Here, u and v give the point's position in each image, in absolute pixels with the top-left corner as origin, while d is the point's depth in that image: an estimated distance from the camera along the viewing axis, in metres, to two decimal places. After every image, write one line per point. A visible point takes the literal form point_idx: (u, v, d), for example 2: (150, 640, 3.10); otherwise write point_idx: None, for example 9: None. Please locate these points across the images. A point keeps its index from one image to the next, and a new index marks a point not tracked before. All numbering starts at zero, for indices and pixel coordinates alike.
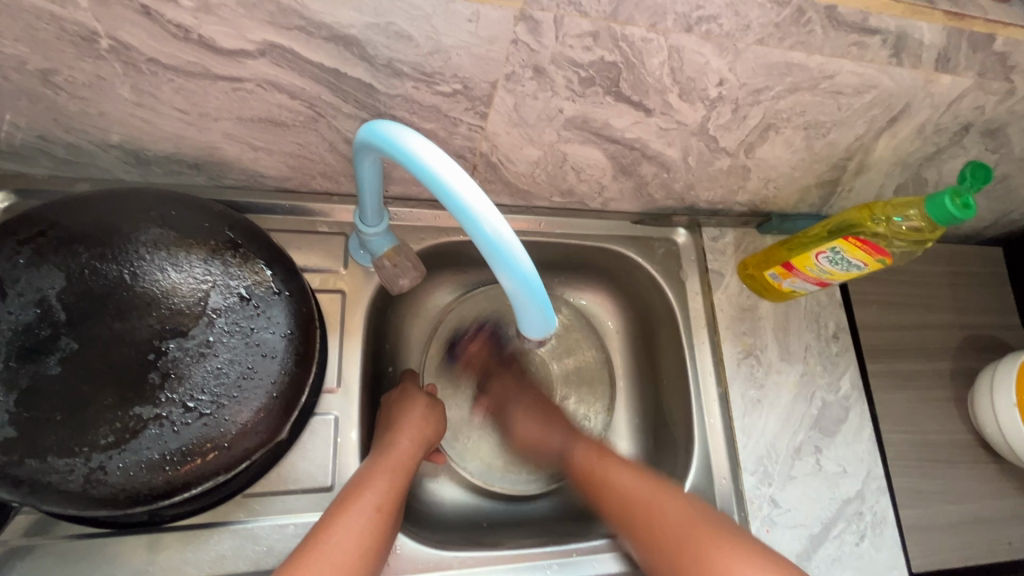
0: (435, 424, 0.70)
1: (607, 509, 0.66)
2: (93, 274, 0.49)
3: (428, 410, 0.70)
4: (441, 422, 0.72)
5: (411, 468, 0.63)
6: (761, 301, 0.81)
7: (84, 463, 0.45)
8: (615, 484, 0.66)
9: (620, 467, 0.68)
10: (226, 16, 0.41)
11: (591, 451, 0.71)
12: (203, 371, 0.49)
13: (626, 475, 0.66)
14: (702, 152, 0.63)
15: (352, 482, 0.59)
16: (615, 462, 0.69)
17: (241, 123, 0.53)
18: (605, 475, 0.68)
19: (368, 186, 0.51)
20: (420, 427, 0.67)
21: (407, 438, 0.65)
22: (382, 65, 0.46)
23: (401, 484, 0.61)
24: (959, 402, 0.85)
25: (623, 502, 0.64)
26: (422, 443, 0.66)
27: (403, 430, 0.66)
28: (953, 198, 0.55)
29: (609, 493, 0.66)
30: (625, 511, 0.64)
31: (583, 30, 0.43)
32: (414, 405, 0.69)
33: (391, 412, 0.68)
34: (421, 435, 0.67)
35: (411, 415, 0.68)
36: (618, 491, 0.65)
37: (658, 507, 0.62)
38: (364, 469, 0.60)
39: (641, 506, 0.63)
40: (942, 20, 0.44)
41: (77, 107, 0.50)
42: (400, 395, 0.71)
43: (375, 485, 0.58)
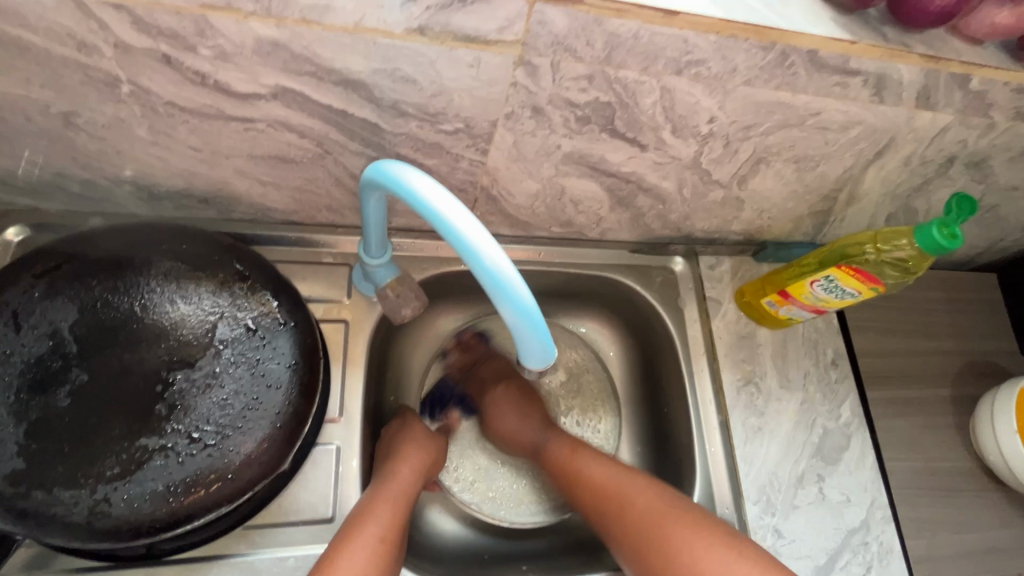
0: (435, 454, 0.70)
1: (585, 505, 0.68)
2: (105, 307, 0.50)
3: (428, 440, 0.70)
4: (440, 452, 0.72)
5: (411, 499, 0.63)
6: (759, 328, 0.82)
7: (89, 495, 0.45)
8: (590, 478, 0.69)
9: (591, 457, 0.71)
10: (240, 63, 0.43)
11: (567, 446, 0.73)
12: (208, 402, 0.50)
13: (598, 466, 0.69)
14: (696, 184, 0.65)
15: (357, 511, 0.59)
16: (590, 456, 0.71)
17: (250, 160, 0.55)
18: (579, 472, 0.70)
19: (373, 222, 0.52)
20: (422, 456, 0.68)
21: (410, 466, 0.66)
22: (388, 106, 0.48)
23: (404, 517, 0.60)
24: (960, 429, 0.85)
25: (601, 495, 0.67)
26: (421, 472, 0.66)
27: (404, 461, 0.66)
28: (940, 228, 0.56)
29: (591, 488, 0.68)
30: (600, 503, 0.67)
31: (579, 73, 0.45)
32: (413, 437, 0.69)
33: (390, 443, 0.68)
34: (420, 464, 0.67)
35: (411, 446, 0.68)
36: (595, 486, 0.68)
37: (633, 501, 0.64)
38: (365, 502, 0.60)
39: (610, 497, 0.66)
40: (920, 62, 0.46)
41: (95, 147, 0.52)
42: (398, 425, 0.71)
43: (382, 514, 0.59)
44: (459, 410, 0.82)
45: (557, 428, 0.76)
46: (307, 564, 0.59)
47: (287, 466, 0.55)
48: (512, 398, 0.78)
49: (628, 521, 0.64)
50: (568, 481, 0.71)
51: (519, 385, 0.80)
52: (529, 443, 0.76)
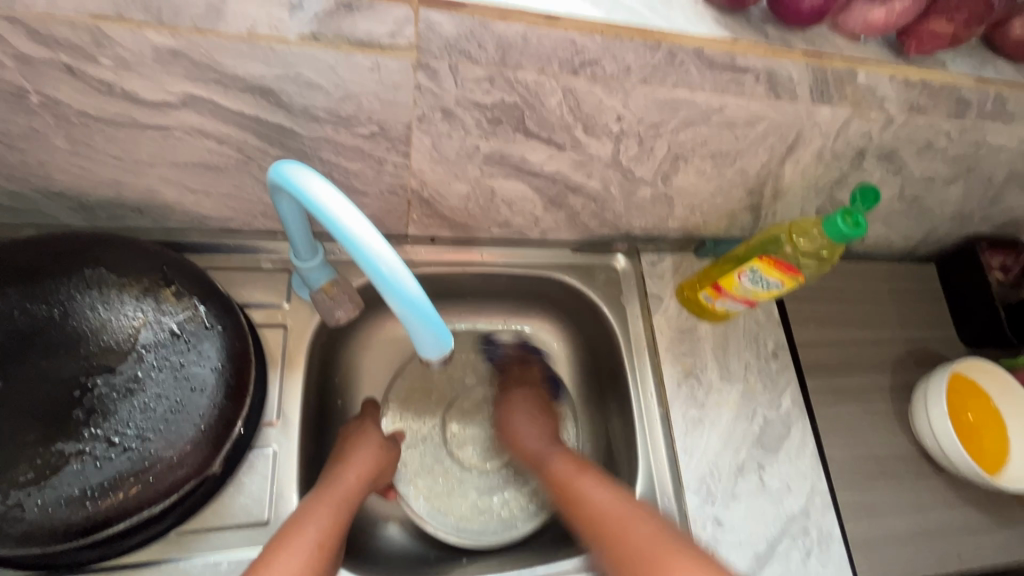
0: (386, 457, 0.71)
1: (575, 521, 0.66)
2: (23, 314, 0.51)
3: (381, 451, 0.70)
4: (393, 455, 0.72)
5: (353, 501, 0.63)
6: (700, 322, 0.84)
7: (1, 501, 0.46)
8: (588, 501, 0.66)
9: (593, 481, 0.68)
10: (145, 72, 0.44)
11: (573, 465, 0.71)
12: (129, 407, 0.51)
13: (597, 489, 0.67)
14: (622, 182, 0.67)
15: (292, 517, 0.59)
16: (590, 476, 0.68)
17: (174, 168, 0.56)
18: (576, 489, 0.68)
19: (293, 223, 0.53)
20: (370, 465, 0.68)
21: (354, 473, 0.66)
22: (299, 111, 0.49)
23: (344, 519, 0.61)
24: (900, 415, 0.87)
25: (592, 518, 0.64)
26: (368, 476, 0.67)
27: (350, 464, 0.67)
28: (845, 217, 0.59)
29: (580, 507, 0.66)
30: (590, 522, 0.64)
31: (479, 75, 0.47)
32: (368, 441, 0.70)
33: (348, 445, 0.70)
34: (365, 471, 0.67)
35: (363, 449, 0.69)
36: (586, 506, 0.66)
37: (628, 534, 0.61)
38: (305, 505, 0.60)
39: (608, 525, 0.63)
40: (803, 58, 0.49)
41: (15, 157, 0.53)
42: (356, 428, 0.72)
43: (316, 519, 0.59)
44: (416, 413, 0.83)
45: (564, 448, 0.75)
46: (241, 567, 0.59)
47: (215, 469, 0.55)
48: (534, 408, 0.81)
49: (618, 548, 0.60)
50: (565, 498, 0.69)
51: (537, 395, 0.84)
52: (533, 453, 0.76)
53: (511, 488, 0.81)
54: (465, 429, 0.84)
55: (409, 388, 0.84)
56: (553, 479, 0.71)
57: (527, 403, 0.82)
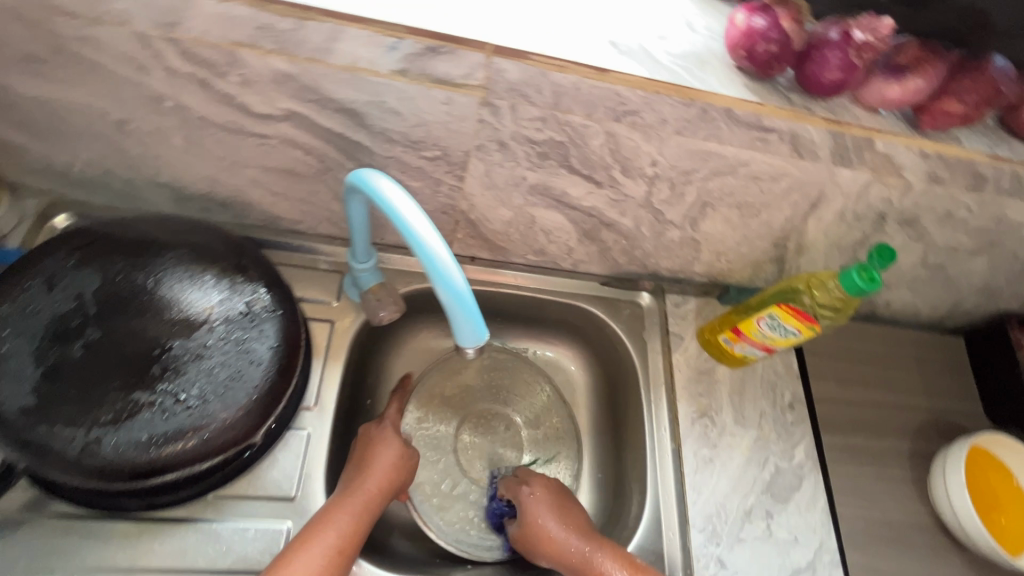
0: (398, 474, 0.71)
1: None
2: (124, 279, 0.59)
3: (399, 460, 0.72)
4: (409, 472, 0.73)
5: (372, 512, 0.66)
6: (718, 365, 0.86)
7: (83, 435, 0.52)
8: None
9: None
10: (261, 89, 0.53)
11: (631, 572, 0.66)
12: (197, 369, 0.58)
13: None
14: (652, 223, 0.73)
15: (317, 516, 0.63)
16: None
17: (264, 171, 0.65)
18: None
19: (358, 226, 0.61)
20: (388, 475, 0.70)
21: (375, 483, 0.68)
22: (377, 132, 0.58)
23: (363, 529, 0.64)
24: (917, 484, 0.86)
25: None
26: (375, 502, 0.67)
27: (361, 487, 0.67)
28: (860, 273, 0.63)
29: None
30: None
31: (534, 115, 0.55)
32: (385, 449, 0.72)
33: (368, 447, 0.72)
34: (385, 484, 0.69)
35: (378, 464, 0.70)
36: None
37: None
38: (329, 508, 0.64)
39: None
40: (824, 124, 0.54)
41: (139, 150, 0.63)
42: (376, 429, 0.74)
43: (336, 527, 0.62)
44: (433, 418, 0.87)
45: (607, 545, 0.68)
46: (265, 536, 0.64)
47: (257, 439, 0.61)
48: (555, 505, 0.73)
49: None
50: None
51: (550, 486, 0.75)
52: (575, 558, 0.68)
53: None
54: (477, 441, 0.87)
55: (431, 394, 0.88)
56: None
57: (545, 500, 0.73)
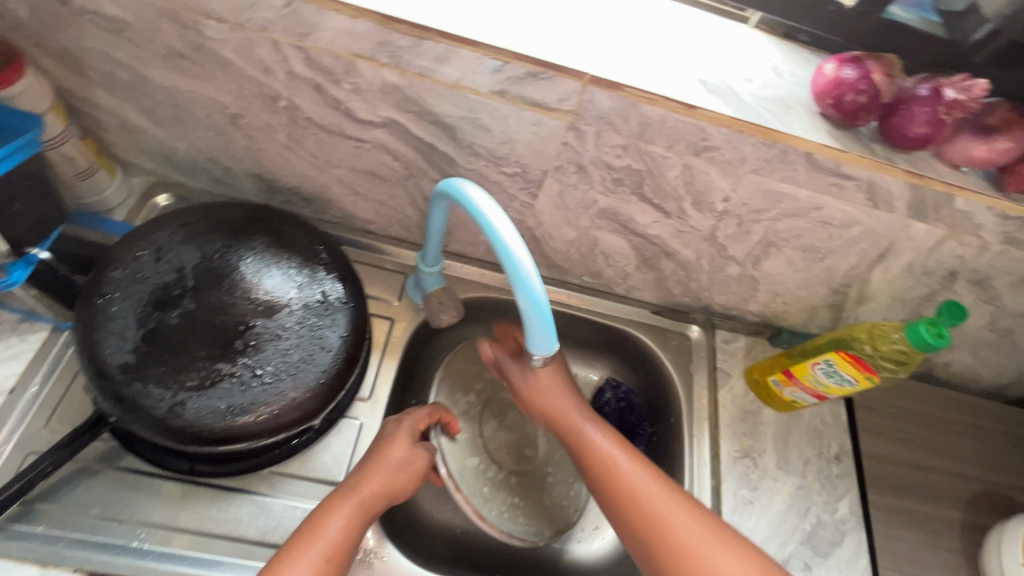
0: (397, 486, 0.64)
1: (615, 509, 0.63)
2: (220, 257, 0.64)
3: (405, 459, 0.66)
4: (415, 477, 0.66)
5: (365, 516, 0.60)
6: (764, 407, 0.86)
7: (171, 396, 0.57)
8: (637, 492, 0.63)
9: (642, 470, 0.65)
10: (368, 98, 0.58)
11: (619, 448, 0.67)
12: (274, 348, 0.61)
13: (648, 480, 0.64)
14: (713, 257, 0.74)
15: (309, 519, 0.58)
16: (639, 464, 0.65)
17: (352, 172, 0.70)
18: (626, 478, 0.64)
19: (435, 230, 0.65)
20: (390, 476, 0.64)
21: (371, 486, 0.62)
22: (465, 145, 0.61)
23: (355, 532, 0.59)
24: (968, 556, 0.82)
25: (640, 510, 0.62)
26: (365, 515, 0.61)
27: (350, 501, 0.60)
28: (929, 327, 0.62)
29: (632, 504, 0.62)
30: (638, 517, 0.61)
31: (617, 143, 0.57)
32: (390, 450, 0.66)
33: (374, 448, 0.66)
34: (384, 487, 0.63)
35: (376, 469, 0.64)
36: (638, 504, 0.62)
37: (686, 545, 0.59)
38: (319, 513, 0.59)
39: (656, 517, 0.61)
40: (904, 176, 0.55)
41: (245, 143, 0.68)
42: (392, 427, 0.69)
43: (324, 532, 0.57)
44: (464, 407, 0.87)
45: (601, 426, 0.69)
46: None
47: (317, 422, 0.65)
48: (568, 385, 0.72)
49: (670, 554, 0.59)
50: (607, 489, 0.64)
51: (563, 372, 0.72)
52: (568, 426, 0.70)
53: (549, 495, 0.83)
54: (508, 434, 0.86)
55: (462, 386, 0.88)
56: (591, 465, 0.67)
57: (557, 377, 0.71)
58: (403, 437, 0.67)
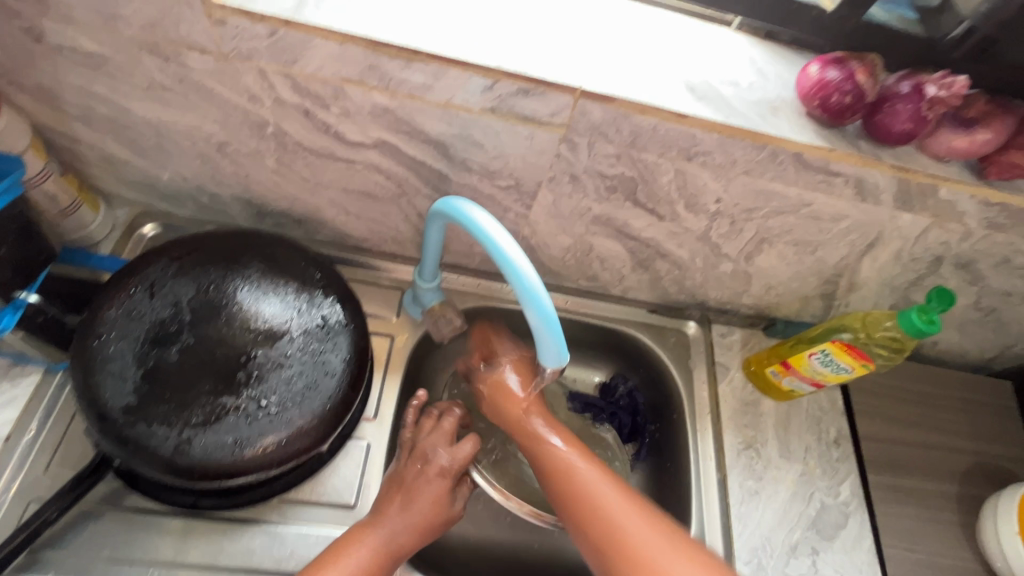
0: (427, 527, 0.66)
1: (563, 498, 0.65)
2: (216, 289, 0.63)
3: (437, 504, 0.67)
4: (443, 522, 0.68)
5: (394, 556, 0.63)
6: (764, 398, 0.87)
7: (177, 435, 0.56)
8: (581, 483, 0.65)
9: (590, 464, 0.67)
10: (358, 120, 0.57)
11: (569, 444, 0.69)
12: (277, 377, 0.61)
13: (593, 472, 0.66)
14: (707, 255, 0.75)
15: (337, 545, 0.61)
16: (584, 458, 0.67)
17: (343, 193, 0.69)
18: (569, 469, 0.66)
19: (431, 247, 0.64)
20: (422, 521, 0.66)
21: (405, 527, 0.64)
22: (458, 162, 0.61)
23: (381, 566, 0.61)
24: (966, 528, 0.85)
25: (585, 496, 0.64)
26: (391, 559, 0.63)
27: (379, 542, 0.62)
28: (920, 314, 0.64)
29: (576, 491, 0.64)
30: (580, 500, 0.64)
31: (610, 152, 0.58)
32: (423, 495, 0.67)
33: (405, 489, 0.67)
34: (416, 527, 0.65)
35: (409, 513, 0.65)
36: (583, 489, 0.64)
37: (633, 531, 0.60)
38: (349, 540, 0.62)
39: (598, 509, 0.62)
40: (890, 170, 0.56)
41: (231, 169, 0.67)
42: (417, 470, 0.69)
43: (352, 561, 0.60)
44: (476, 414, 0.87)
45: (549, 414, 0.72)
46: (326, 542, 0.66)
47: (324, 447, 0.64)
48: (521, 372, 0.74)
49: (603, 533, 0.61)
50: (554, 472, 0.67)
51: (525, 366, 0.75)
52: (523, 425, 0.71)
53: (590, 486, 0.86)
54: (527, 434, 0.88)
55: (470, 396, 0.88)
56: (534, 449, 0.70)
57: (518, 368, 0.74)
58: (438, 482, 0.69)
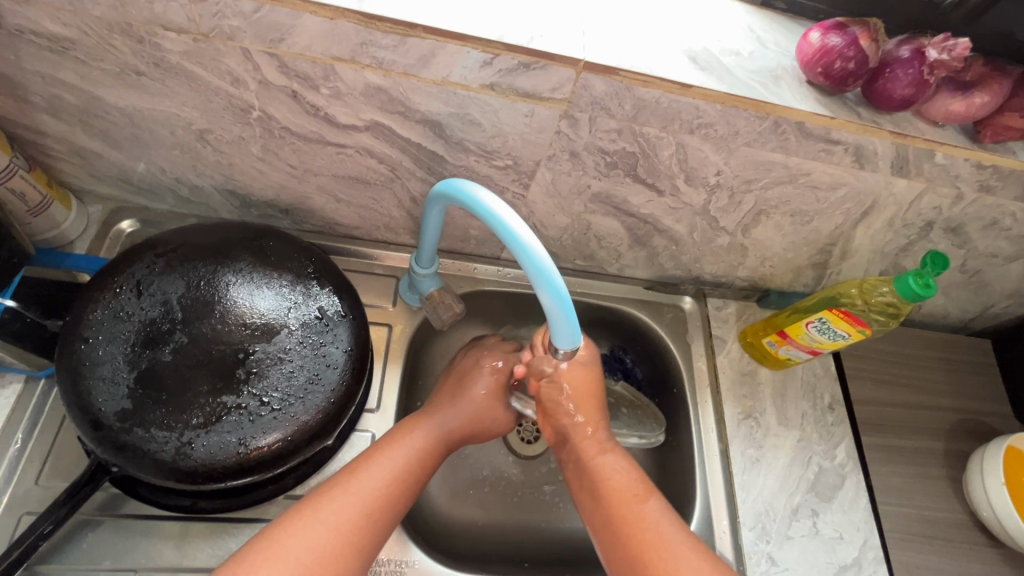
0: (478, 420, 0.70)
1: (585, 494, 0.64)
2: (207, 284, 0.60)
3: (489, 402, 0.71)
4: (493, 421, 0.72)
5: (448, 442, 0.67)
6: (761, 368, 0.89)
7: (177, 438, 0.54)
8: (604, 482, 0.63)
9: (616, 467, 0.64)
10: (350, 102, 0.55)
11: (599, 444, 0.67)
12: (278, 373, 0.59)
13: (618, 474, 0.64)
14: (705, 229, 0.74)
15: (391, 432, 0.64)
16: (613, 458, 0.66)
17: (334, 179, 0.66)
18: (595, 468, 0.65)
19: (430, 230, 0.63)
20: (475, 417, 0.70)
21: (457, 420, 0.68)
22: (454, 142, 0.59)
23: (436, 450, 0.65)
24: (954, 482, 0.89)
25: (643, 553, 0.57)
26: (440, 449, 0.65)
27: (432, 430, 0.65)
28: (916, 278, 0.65)
29: (633, 540, 0.58)
30: (635, 553, 0.57)
31: (611, 127, 0.57)
32: (476, 391, 0.71)
33: (460, 382, 0.71)
34: (469, 419, 0.69)
35: (462, 404, 0.69)
36: (642, 542, 0.57)
37: (653, 536, 0.58)
38: (409, 424, 0.65)
39: (619, 514, 0.60)
40: (889, 137, 0.57)
41: (214, 158, 0.63)
42: (473, 367, 0.73)
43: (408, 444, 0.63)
44: None
45: (606, 448, 0.67)
46: None
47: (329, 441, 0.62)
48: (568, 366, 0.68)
49: (620, 533, 0.59)
50: (607, 512, 0.61)
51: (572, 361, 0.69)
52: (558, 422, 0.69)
53: None
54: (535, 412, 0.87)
55: None
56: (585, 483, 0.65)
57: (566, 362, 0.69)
58: (490, 380, 0.72)
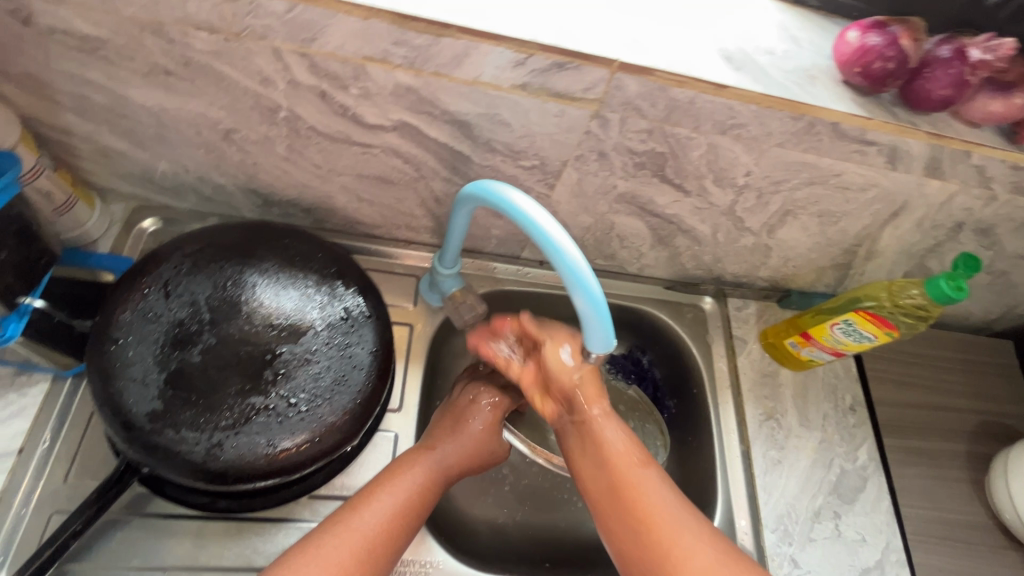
0: (476, 456, 0.69)
1: (583, 462, 0.60)
2: (233, 286, 0.60)
3: (485, 440, 0.70)
4: (489, 456, 0.71)
5: (448, 477, 0.65)
6: (781, 368, 0.88)
7: (207, 439, 0.54)
8: (606, 449, 0.59)
9: (617, 432, 0.60)
10: (379, 102, 0.54)
11: (600, 408, 0.61)
12: (305, 374, 0.58)
13: (619, 440, 0.60)
14: (730, 229, 0.74)
15: (391, 466, 0.63)
16: (613, 423, 0.61)
17: (357, 179, 0.66)
18: (595, 433, 0.60)
19: (456, 232, 0.62)
20: (472, 454, 0.69)
21: (457, 456, 0.67)
22: (482, 142, 0.59)
23: (435, 487, 0.63)
24: (976, 484, 0.88)
25: (647, 522, 0.54)
26: (440, 484, 0.64)
27: (429, 466, 0.64)
28: (948, 281, 0.64)
29: (636, 510, 0.55)
30: (639, 524, 0.54)
31: (641, 127, 0.56)
32: (474, 425, 0.70)
33: (457, 417, 0.70)
34: (468, 455, 0.68)
35: (460, 439, 0.68)
36: (644, 511, 0.54)
37: (656, 506, 0.54)
38: (409, 457, 0.64)
39: (622, 482, 0.56)
40: (926, 138, 0.56)
41: (238, 158, 0.63)
42: (468, 402, 0.72)
43: (410, 479, 0.61)
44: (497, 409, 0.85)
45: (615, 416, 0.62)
46: None
47: (355, 442, 0.62)
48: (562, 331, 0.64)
49: (624, 504, 0.55)
50: (608, 481, 0.57)
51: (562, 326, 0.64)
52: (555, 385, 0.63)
53: None
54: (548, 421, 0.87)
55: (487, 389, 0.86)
56: (588, 453, 0.60)
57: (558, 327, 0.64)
58: (485, 415, 0.71)
